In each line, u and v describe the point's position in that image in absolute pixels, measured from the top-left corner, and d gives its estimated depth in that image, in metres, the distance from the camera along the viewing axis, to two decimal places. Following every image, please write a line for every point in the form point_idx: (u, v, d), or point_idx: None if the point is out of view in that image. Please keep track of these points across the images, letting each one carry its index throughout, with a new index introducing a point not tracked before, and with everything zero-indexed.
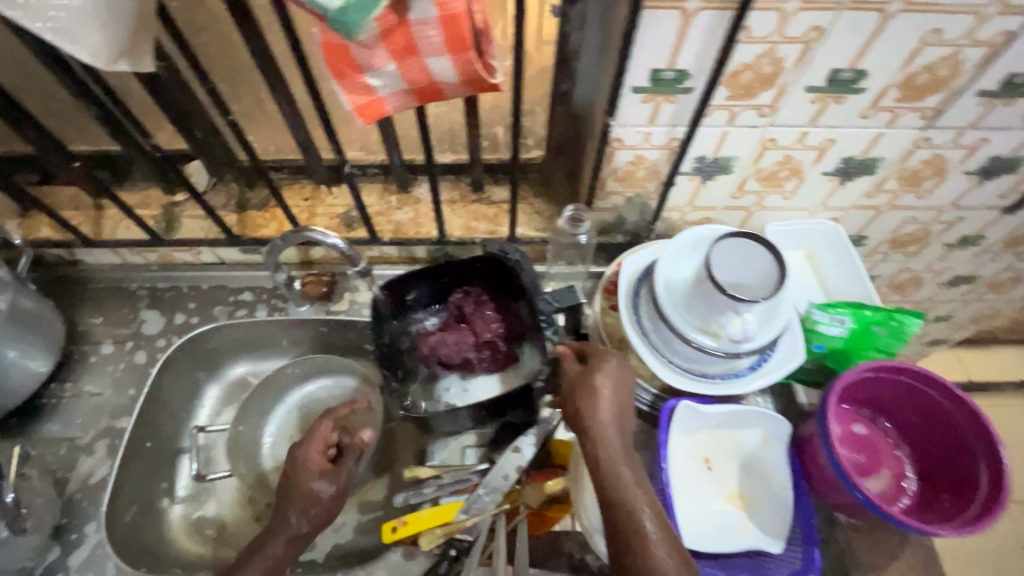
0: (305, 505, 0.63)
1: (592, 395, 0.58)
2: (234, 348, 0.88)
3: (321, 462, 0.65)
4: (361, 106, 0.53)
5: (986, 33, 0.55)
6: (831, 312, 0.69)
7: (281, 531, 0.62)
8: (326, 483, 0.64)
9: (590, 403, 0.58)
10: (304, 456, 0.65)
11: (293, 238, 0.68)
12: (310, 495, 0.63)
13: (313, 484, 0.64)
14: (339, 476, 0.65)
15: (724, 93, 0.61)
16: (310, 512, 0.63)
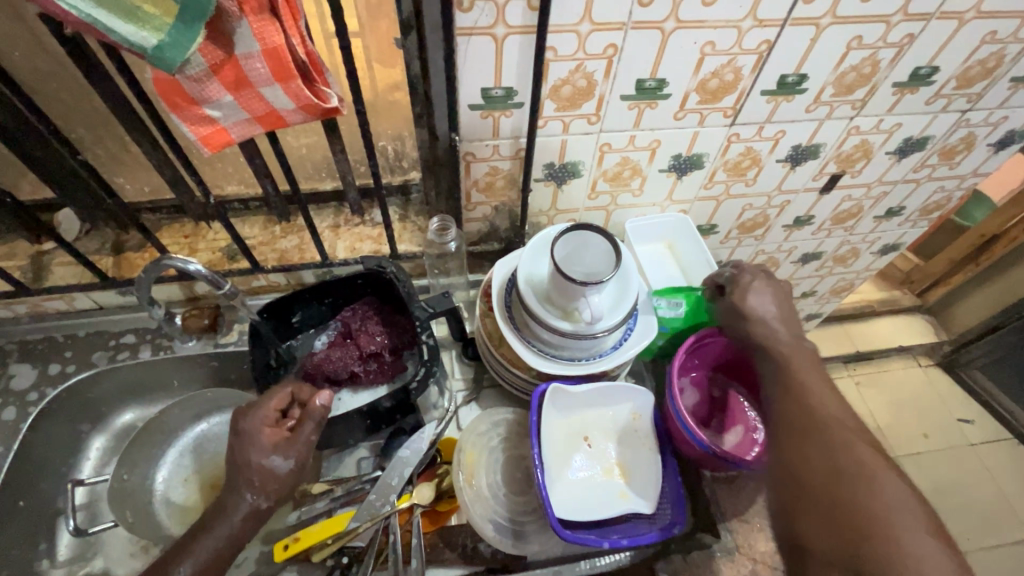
0: (261, 481, 0.63)
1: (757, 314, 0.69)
2: (119, 394, 0.86)
3: (275, 437, 0.64)
4: (205, 136, 0.57)
5: (750, 43, 0.66)
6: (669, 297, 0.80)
7: (236, 509, 0.62)
8: (280, 458, 0.63)
9: (757, 320, 0.69)
10: (257, 427, 0.64)
11: (155, 269, 0.68)
12: (265, 470, 0.63)
13: (266, 460, 0.63)
14: (291, 448, 0.64)
15: (552, 106, 0.69)
16: (268, 487, 0.63)
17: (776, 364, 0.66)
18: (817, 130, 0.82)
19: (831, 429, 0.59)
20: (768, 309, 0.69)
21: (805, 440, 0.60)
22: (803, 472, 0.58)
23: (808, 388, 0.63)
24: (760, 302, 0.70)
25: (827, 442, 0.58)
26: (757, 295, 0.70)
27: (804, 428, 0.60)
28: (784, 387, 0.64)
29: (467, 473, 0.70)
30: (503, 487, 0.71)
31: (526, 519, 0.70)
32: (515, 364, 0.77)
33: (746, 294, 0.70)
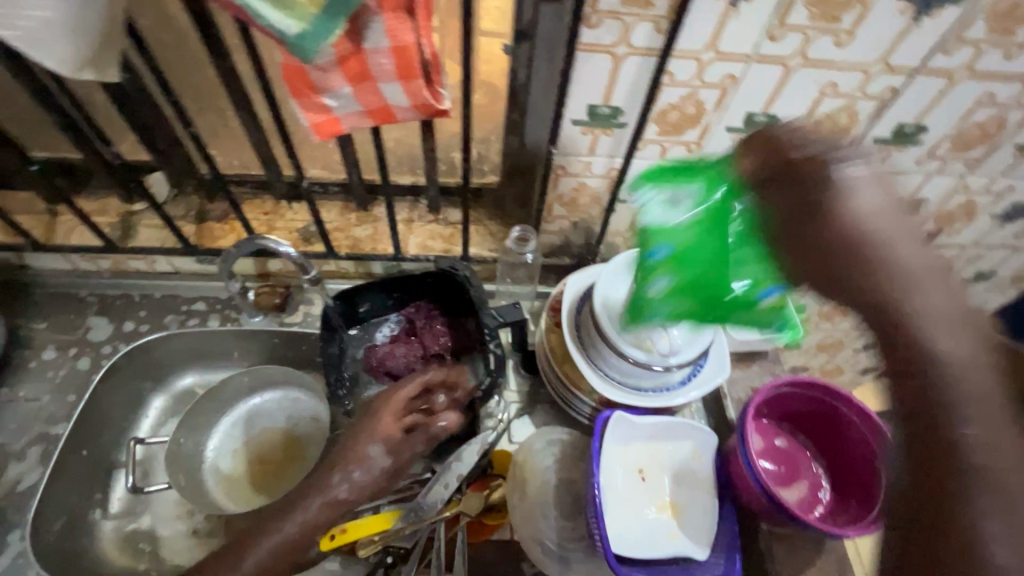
0: (353, 463, 0.63)
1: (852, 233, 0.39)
2: (183, 358, 0.88)
3: (392, 433, 0.65)
4: (317, 124, 0.57)
5: (875, 88, 0.63)
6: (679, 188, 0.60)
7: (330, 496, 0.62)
8: (382, 452, 0.64)
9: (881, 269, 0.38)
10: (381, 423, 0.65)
11: (247, 246, 0.69)
12: (363, 456, 0.63)
13: (369, 447, 0.64)
14: (400, 452, 0.65)
15: (654, 129, 0.67)
16: (354, 474, 0.63)
17: (891, 331, 0.38)
18: (922, 184, 0.78)
19: (971, 465, 0.36)
20: (875, 215, 0.39)
21: (952, 491, 0.36)
22: (920, 532, 0.37)
23: (965, 365, 0.37)
24: (871, 198, 0.39)
25: (977, 490, 0.35)
26: (869, 188, 0.39)
27: (950, 464, 0.36)
28: (912, 380, 0.38)
29: (521, 491, 0.70)
30: (554, 509, 0.69)
31: (573, 546, 0.69)
32: (577, 384, 0.76)
33: (837, 187, 0.40)
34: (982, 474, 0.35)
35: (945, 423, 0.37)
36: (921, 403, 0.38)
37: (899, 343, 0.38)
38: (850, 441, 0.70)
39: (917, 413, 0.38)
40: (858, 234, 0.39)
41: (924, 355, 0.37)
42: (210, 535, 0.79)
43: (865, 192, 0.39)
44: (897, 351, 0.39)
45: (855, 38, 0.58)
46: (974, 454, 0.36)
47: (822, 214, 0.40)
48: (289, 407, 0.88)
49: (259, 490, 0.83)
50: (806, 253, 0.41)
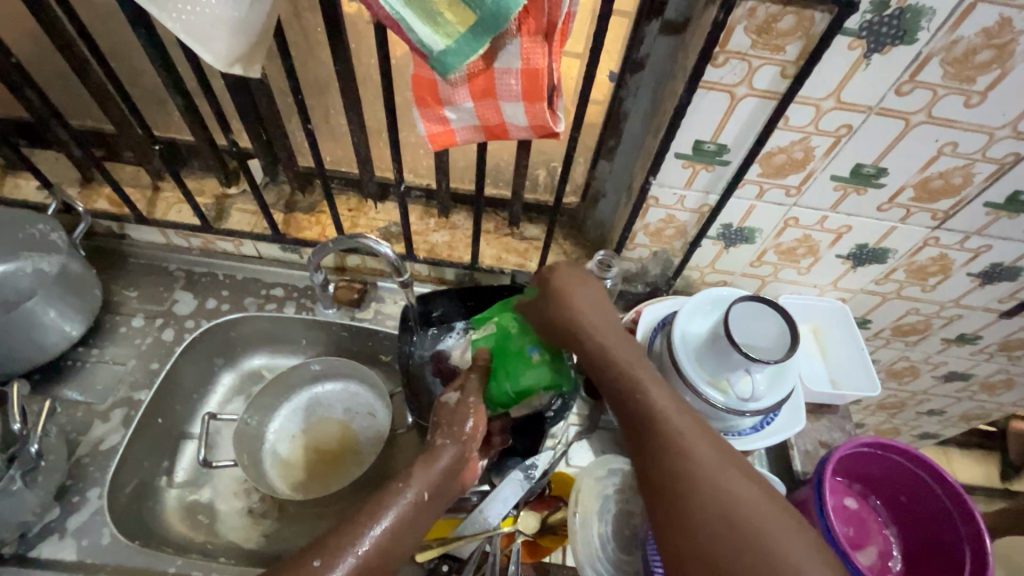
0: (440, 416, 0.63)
1: (567, 293, 0.64)
2: (256, 340, 0.91)
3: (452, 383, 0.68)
4: (434, 134, 0.59)
5: (997, 152, 0.61)
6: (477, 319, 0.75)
7: (430, 458, 0.59)
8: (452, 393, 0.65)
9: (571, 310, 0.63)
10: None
11: (345, 242, 0.71)
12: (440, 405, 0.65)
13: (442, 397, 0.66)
14: (467, 386, 0.65)
15: (757, 170, 0.67)
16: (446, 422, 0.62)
17: (624, 381, 0.57)
18: None
19: (693, 451, 0.50)
20: (586, 306, 0.63)
21: (670, 480, 0.49)
22: (664, 518, 0.48)
23: (674, 410, 0.54)
24: (574, 296, 0.64)
25: (686, 468, 0.49)
26: (575, 287, 0.65)
27: (670, 462, 0.50)
28: (636, 415, 0.55)
29: (582, 517, 0.69)
30: (611, 540, 0.69)
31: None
32: None
33: (558, 285, 0.65)
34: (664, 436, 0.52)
35: (669, 438, 0.51)
36: (638, 431, 0.54)
37: (630, 390, 0.56)
38: (927, 511, 0.68)
39: (641, 442, 0.53)
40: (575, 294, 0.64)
41: (637, 394, 0.56)
42: (265, 516, 0.81)
43: (561, 283, 0.65)
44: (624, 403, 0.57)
45: (987, 101, 0.56)
46: (696, 445, 0.51)
47: (581, 326, 0.62)
48: (348, 400, 0.90)
49: (312, 478, 0.84)
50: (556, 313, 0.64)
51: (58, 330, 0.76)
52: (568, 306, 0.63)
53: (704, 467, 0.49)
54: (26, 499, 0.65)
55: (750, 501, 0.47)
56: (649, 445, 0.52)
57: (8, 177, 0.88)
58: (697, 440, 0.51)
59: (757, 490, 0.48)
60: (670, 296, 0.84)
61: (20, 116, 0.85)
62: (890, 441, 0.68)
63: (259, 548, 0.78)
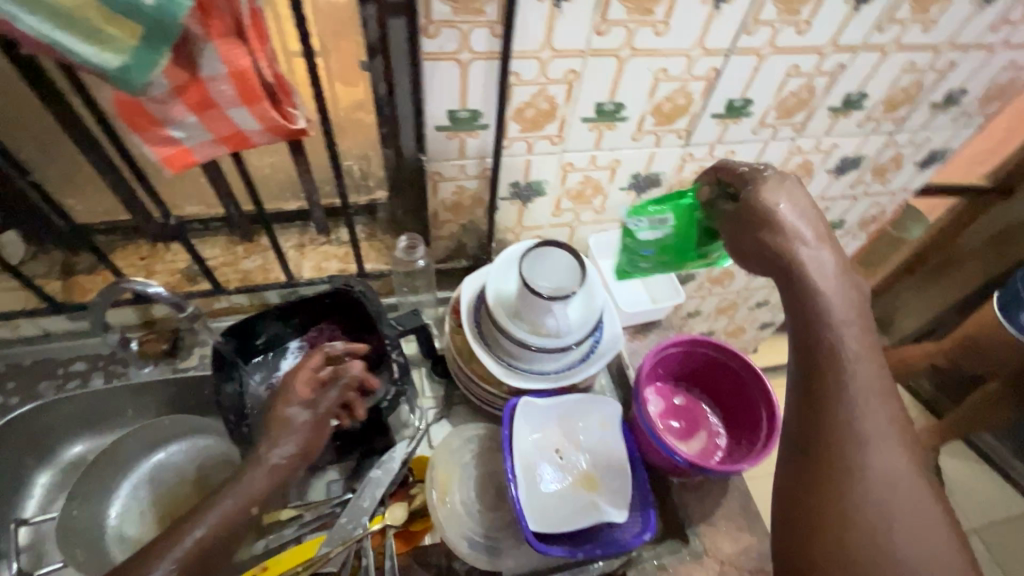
0: (280, 431, 0.63)
1: (770, 219, 0.56)
2: (70, 425, 0.82)
3: (306, 392, 0.65)
4: (167, 156, 0.56)
5: (700, 69, 0.71)
6: (648, 214, 0.67)
7: (259, 465, 0.62)
8: (300, 408, 0.64)
9: (781, 233, 0.56)
10: (292, 380, 0.66)
11: (112, 292, 0.67)
12: (283, 419, 0.63)
13: (287, 409, 0.64)
14: (317, 403, 0.65)
15: (516, 127, 0.71)
16: (285, 439, 0.63)
17: (814, 325, 0.54)
18: (763, 151, 0.88)
19: (862, 421, 0.51)
20: (808, 242, 0.56)
21: (831, 438, 0.51)
22: (805, 466, 0.52)
23: (866, 372, 0.52)
24: (797, 229, 0.56)
25: (849, 433, 0.51)
26: (784, 204, 0.56)
27: (837, 423, 0.51)
28: (821, 363, 0.53)
29: (441, 490, 0.71)
30: (476, 503, 0.72)
31: (499, 535, 0.71)
32: (485, 379, 0.78)
33: (771, 204, 0.56)
34: (850, 405, 0.51)
35: (841, 409, 0.51)
36: (819, 376, 0.53)
37: (820, 337, 0.54)
38: (735, 388, 0.78)
39: (815, 397, 0.53)
40: (787, 222, 0.56)
41: (824, 340, 0.54)
42: None
43: (773, 197, 0.56)
44: (809, 341, 0.55)
45: (670, 28, 0.65)
46: (864, 418, 0.51)
47: (787, 266, 0.55)
48: (198, 455, 0.84)
49: None
50: (760, 237, 0.57)
51: None
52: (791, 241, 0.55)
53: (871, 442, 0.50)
54: None
55: (906, 491, 0.49)
56: (821, 397, 0.52)
57: None
58: (871, 414, 0.51)
59: (914, 480, 0.50)
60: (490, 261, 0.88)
61: None
62: (721, 343, 0.77)
63: None
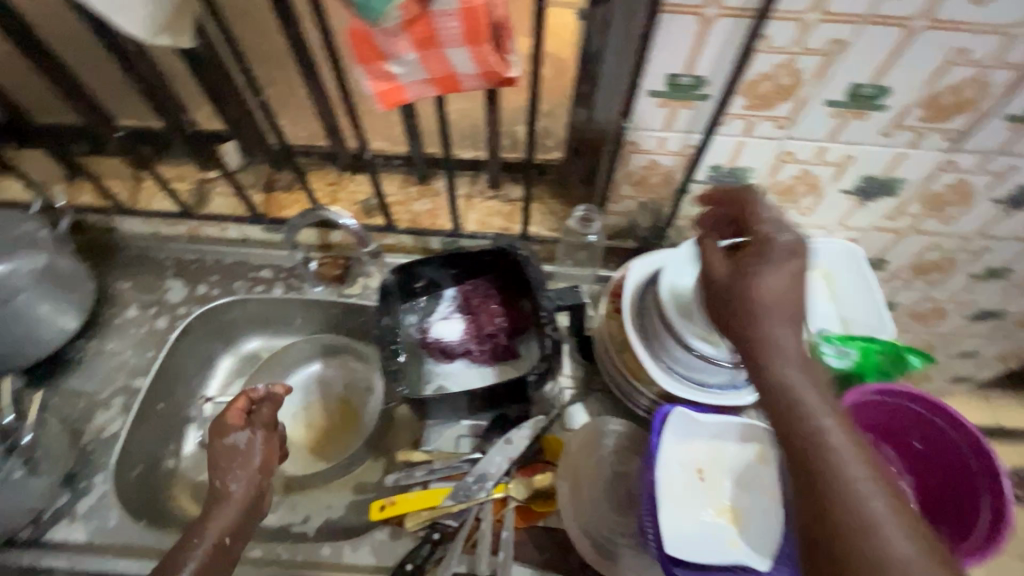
0: (234, 461, 0.62)
1: (756, 288, 0.49)
2: (252, 323, 0.92)
3: (239, 418, 0.65)
4: (382, 92, 0.55)
5: (1015, 55, 0.54)
6: (839, 346, 0.69)
7: (228, 497, 0.61)
8: (243, 432, 0.64)
9: (763, 306, 0.48)
10: (221, 414, 0.65)
11: (308, 217, 0.73)
12: (235, 447, 0.63)
13: (230, 438, 0.63)
14: (255, 423, 0.66)
15: (741, 102, 0.61)
16: (244, 464, 0.63)
17: (795, 420, 0.46)
18: None
19: (874, 543, 0.40)
20: (784, 290, 0.49)
21: (861, 556, 0.40)
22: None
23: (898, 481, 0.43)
24: (776, 302, 0.49)
25: (881, 560, 0.39)
26: (722, 262, 0.53)
27: (861, 546, 0.40)
28: (812, 465, 0.44)
29: (571, 481, 0.68)
30: (603, 502, 0.68)
31: (622, 540, 0.66)
32: (636, 375, 0.72)
33: (756, 287, 0.49)
34: (882, 529, 0.40)
35: (851, 532, 0.41)
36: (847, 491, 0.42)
37: (804, 432, 0.45)
38: (944, 462, 0.64)
39: (820, 512, 0.42)
40: (777, 285, 0.49)
41: (815, 440, 0.45)
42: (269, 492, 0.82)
43: (770, 274, 0.49)
44: (795, 449, 0.46)
45: None
46: (896, 539, 0.40)
47: (756, 340, 0.48)
48: (346, 375, 0.92)
49: (323, 456, 0.86)
50: (742, 304, 0.49)
51: (51, 325, 0.77)
52: (761, 325, 0.48)
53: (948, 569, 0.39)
54: (28, 489, 0.64)
55: None
56: (829, 515, 0.42)
57: None
58: (885, 513, 0.41)
59: None
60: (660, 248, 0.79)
61: None
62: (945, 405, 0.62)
63: (266, 524, 0.80)
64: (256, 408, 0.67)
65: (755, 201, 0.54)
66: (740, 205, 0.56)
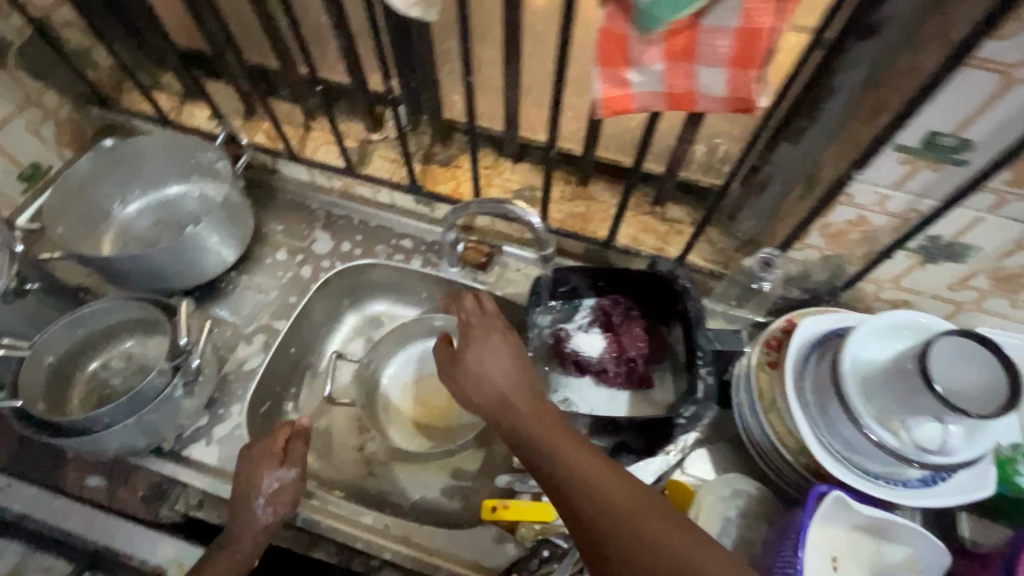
0: (271, 493, 0.67)
1: (483, 358, 0.62)
2: (382, 287, 0.94)
3: (276, 454, 0.69)
4: (610, 98, 0.51)
5: None
6: None
7: (251, 522, 0.66)
8: (285, 470, 0.68)
9: (489, 369, 0.61)
10: (255, 456, 0.68)
11: (490, 205, 0.72)
12: (273, 482, 0.67)
13: (271, 475, 0.67)
14: (292, 461, 0.69)
15: (1004, 176, 0.53)
16: (279, 498, 0.67)
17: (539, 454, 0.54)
18: None
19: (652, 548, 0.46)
20: (510, 370, 0.61)
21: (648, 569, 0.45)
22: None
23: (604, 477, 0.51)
24: (502, 384, 0.60)
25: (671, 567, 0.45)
26: (484, 352, 0.63)
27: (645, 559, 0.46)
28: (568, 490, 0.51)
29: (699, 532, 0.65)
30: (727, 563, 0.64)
31: None
32: (783, 439, 0.66)
33: (475, 361, 0.62)
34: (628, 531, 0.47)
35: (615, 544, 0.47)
36: (597, 517, 0.49)
37: (544, 461, 0.54)
38: None
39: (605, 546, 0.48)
40: (497, 359, 0.62)
41: (570, 482, 0.51)
42: (373, 456, 0.84)
43: (479, 346, 0.63)
44: (568, 502, 0.51)
45: None
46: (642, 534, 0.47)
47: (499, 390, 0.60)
48: None
49: (427, 432, 0.87)
50: (470, 380, 0.62)
51: (216, 255, 0.81)
52: (495, 380, 0.60)
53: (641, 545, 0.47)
54: (182, 408, 0.68)
55: None
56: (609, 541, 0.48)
57: (184, 106, 0.95)
58: (608, 495, 0.50)
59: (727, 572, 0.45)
60: (829, 308, 0.73)
61: (199, 47, 0.90)
62: None
63: (367, 487, 0.82)
64: (292, 444, 0.70)
65: (494, 307, 0.69)
66: (499, 320, 0.67)
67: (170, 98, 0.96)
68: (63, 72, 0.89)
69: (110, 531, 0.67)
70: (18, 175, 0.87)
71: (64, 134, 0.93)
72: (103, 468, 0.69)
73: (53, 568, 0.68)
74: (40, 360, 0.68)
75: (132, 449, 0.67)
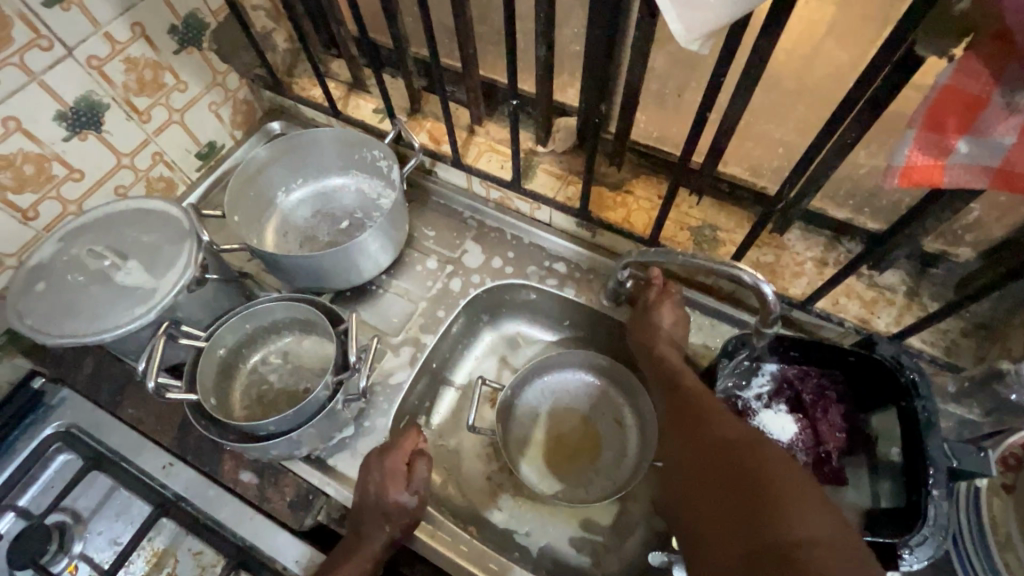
0: (394, 515, 0.64)
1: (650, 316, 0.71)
2: (526, 308, 0.89)
3: (398, 476, 0.65)
4: (917, 166, 0.41)
5: None
6: None
7: (372, 538, 0.63)
8: (410, 495, 0.64)
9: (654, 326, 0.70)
10: (386, 469, 0.66)
11: (725, 270, 0.60)
12: (399, 505, 0.64)
13: (399, 498, 0.64)
14: (412, 483, 0.65)
15: None
16: (400, 521, 0.64)
17: (673, 382, 0.64)
18: None
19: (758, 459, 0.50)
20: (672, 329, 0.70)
21: (745, 465, 0.50)
22: (731, 518, 0.47)
23: (704, 395, 0.60)
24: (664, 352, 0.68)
25: (769, 470, 0.48)
26: (669, 313, 0.70)
27: (740, 460, 0.50)
28: (690, 407, 0.59)
29: None
30: None
31: None
32: None
33: (649, 311, 0.71)
34: (732, 437, 0.53)
35: (725, 447, 0.52)
36: (682, 414, 0.59)
37: (678, 387, 0.63)
38: None
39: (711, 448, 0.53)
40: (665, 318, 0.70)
41: (696, 402, 0.59)
42: (502, 489, 0.80)
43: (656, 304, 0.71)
44: (686, 412, 0.59)
45: None
46: (744, 444, 0.51)
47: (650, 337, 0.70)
48: (600, 398, 0.85)
49: (560, 473, 0.81)
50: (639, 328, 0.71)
51: (374, 260, 0.79)
52: (652, 330, 0.70)
53: (712, 435, 0.54)
54: (337, 419, 0.67)
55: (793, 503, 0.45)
56: (714, 443, 0.53)
57: (351, 96, 0.93)
58: (730, 419, 0.55)
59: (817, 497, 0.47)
60: None
61: (376, 38, 0.87)
62: None
63: (493, 521, 0.78)
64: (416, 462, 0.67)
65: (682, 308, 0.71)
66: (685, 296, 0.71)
67: (337, 86, 0.94)
68: (245, 53, 0.89)
69: (261, 531, 0.66)
70: (196, 153, 0.89)
71: (237, 114, 0.94)
72: (255, 465, 0.70)
73: (203, 553, 0.68)
74: (214, 352, 0.68)
75: (288, 454, 0.67)
